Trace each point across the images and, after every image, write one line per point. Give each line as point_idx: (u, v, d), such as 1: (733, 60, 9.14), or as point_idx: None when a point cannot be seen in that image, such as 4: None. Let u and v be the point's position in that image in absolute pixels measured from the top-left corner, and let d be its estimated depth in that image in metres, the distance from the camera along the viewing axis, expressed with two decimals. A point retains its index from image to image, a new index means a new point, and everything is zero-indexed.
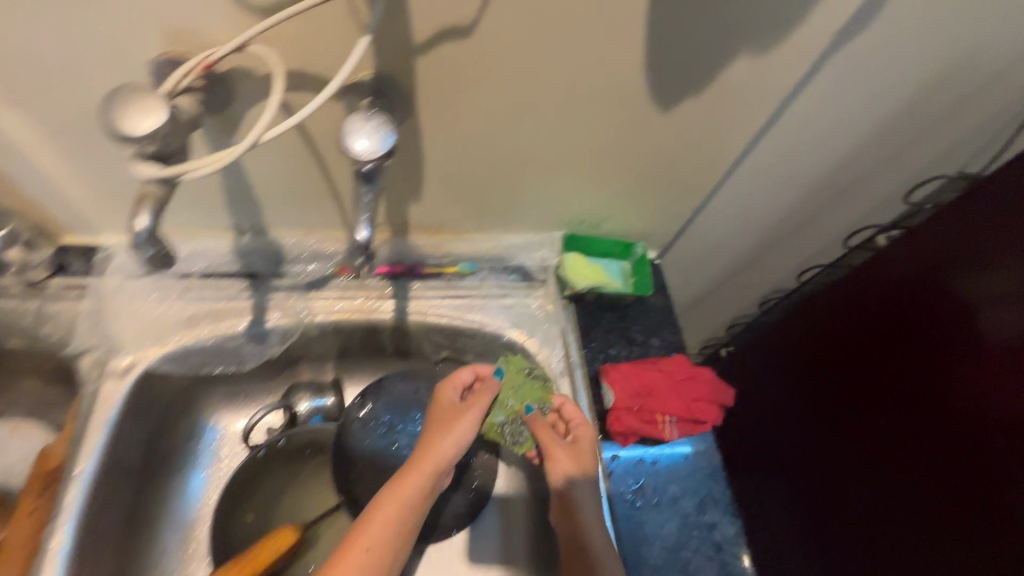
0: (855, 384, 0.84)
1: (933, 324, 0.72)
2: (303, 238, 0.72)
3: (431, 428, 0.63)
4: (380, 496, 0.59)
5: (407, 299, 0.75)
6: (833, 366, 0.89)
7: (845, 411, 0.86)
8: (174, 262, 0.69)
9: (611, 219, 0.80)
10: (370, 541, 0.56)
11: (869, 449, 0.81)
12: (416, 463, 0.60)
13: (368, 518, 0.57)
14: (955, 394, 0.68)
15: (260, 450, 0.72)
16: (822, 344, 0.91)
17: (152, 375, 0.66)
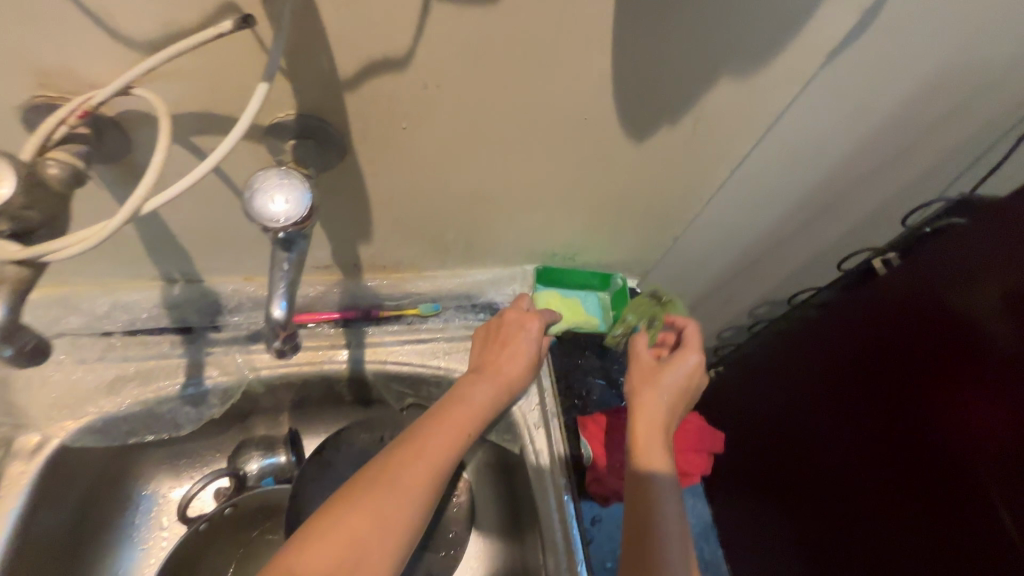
0: (839, 419, 0.79)
1: (920, 354, 0.68)
2: (243, 285, 0.64)
3: (511, 342, 0.61)
4: (475, 388, 0.55)
5: (363, 347, 0.69)
6: (817, 399, 0.84)
7: (828, 447, 0.81)
8: (91, 320, 0.60)
9: (585, 251, 0.74)
10: (470, 424, 0.52)
11: (855, 488, 0.75)
12: (506, 375, 0.58)
13: (463, 403, 0.53)
14: (942, 424, 0.64)
15: (203, 523, 0.63)
16: (807, 376, 0.86)
17: (68, 450, 0.58)
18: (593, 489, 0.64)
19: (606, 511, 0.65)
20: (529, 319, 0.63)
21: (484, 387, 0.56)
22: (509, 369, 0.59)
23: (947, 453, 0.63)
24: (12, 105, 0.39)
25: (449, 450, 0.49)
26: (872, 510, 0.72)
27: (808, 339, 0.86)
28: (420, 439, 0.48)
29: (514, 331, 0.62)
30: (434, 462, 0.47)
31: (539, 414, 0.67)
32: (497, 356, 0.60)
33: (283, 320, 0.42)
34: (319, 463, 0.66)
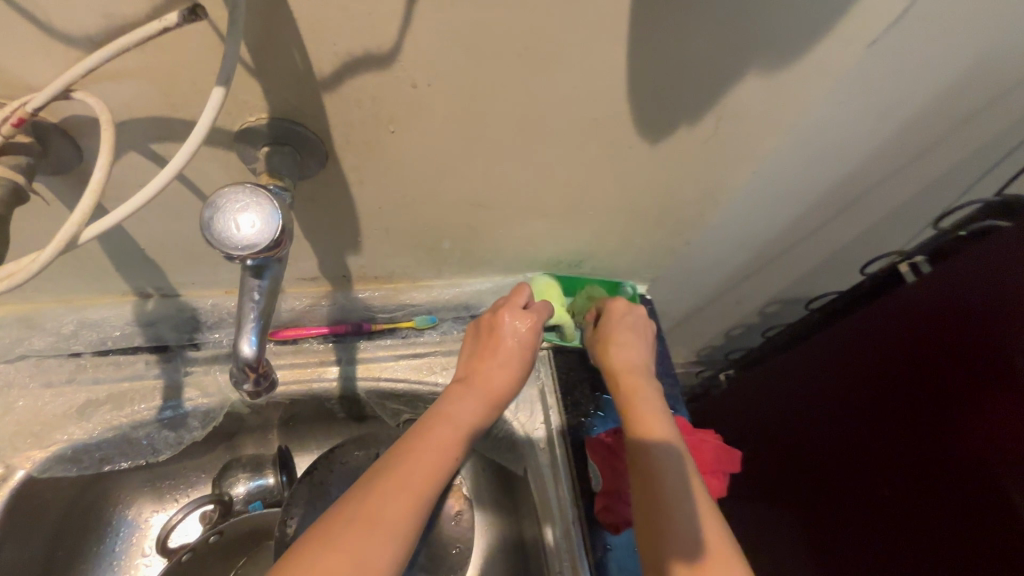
0: (852, 443, 0.75)
1: (933, 369, 0.65)
2: (223, 300, 0.59)
3: (499, 345, 0.55)
4: (460, 402, 0.50)
5: (355, 363, 0.64)
6: (828, 422, 0.80)
7: (843, 472, 0.76)
8: (57, 339, 0.56)
9: (593, 257, 0.69)
10: (457, 444, 0.47)
11: (872, 518, 0.71)
12: (498, 384, 0.53)
13: (447, 421, 0.48)
14: (959, 435, 0.61)
15: (186, 554, 0.59)
16: (821, 394, 0.82)
17: (35, 481, 0.53)
18: (603, 515, 0.59)
19: (618, 538, 0.59)
20: (521, 316, 0.57)
21: (470, 400, 0.50)
22: (498, 377, 0.53)
23: (965, 474, 0.60)
24: None
25: (435, 477, 0.44)
26: (891, 540, 0.68)
27: (825, 353, 0.82)
28: (400, 466, 0.44)
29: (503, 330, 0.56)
30: (418, 493, 0.43)
31: (544, 433, 0.65)
32: (484, 361, 0.54)
33: (255, 358, 0.37)
34: (309, 483, 0.61)
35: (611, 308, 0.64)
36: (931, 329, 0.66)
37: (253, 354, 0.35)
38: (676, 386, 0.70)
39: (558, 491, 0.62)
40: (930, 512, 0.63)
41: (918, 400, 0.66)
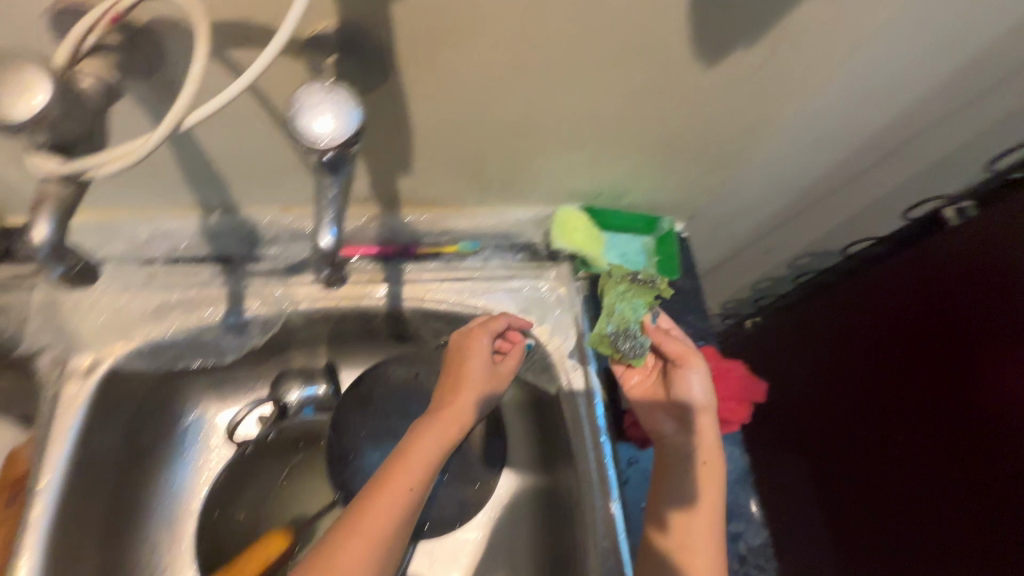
0: (871, 396, 0.79)
1: (955, 335, 0.67)
2: (280, 216, 0.63)
3: (459, 371, 0.59)
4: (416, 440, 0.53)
5: (401, 283, 0.67)
6: (851, 371, 0.83)
7: (860, 425, 0.81)
8: (135, 246, 0.61)
9: (635, 191, 0.70)
10: (411, 481, 0.50)
11: (879, 472, 0.77)
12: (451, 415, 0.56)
13: (404, 458, 0.52)
14: (967, 389, 0.65)
15: (249, 447, 0.67)
16: (844, 347, 0.84)
17: (121, 373, 0.59)
18: None
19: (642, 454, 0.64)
20: (470, 345, 0.60)
21: (433, 430, 0.54)
22: (461, 403, 0.57)
23: (961, 439, 0.65)
24: (36, 11, 0.36)
25: (401, 509, 0.49)
26: (892, 494, 0.75)
27: (848, 303, 0.83)
28: (360, 509, 0.48)
29: (462, 358, 0.60)
30: (388, 520, 0.48)
31: (577, 357, 0.68)
32: (447, 390, 0.58)
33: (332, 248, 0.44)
34: (354, 396, 0.67)
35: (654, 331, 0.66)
36: (955, 294, 0.67)
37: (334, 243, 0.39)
38: (708, 321, 0.72)
39: (590, 411, 0.65)
40: (927, 480, 0.69)
41: (935, 364, 0.69)
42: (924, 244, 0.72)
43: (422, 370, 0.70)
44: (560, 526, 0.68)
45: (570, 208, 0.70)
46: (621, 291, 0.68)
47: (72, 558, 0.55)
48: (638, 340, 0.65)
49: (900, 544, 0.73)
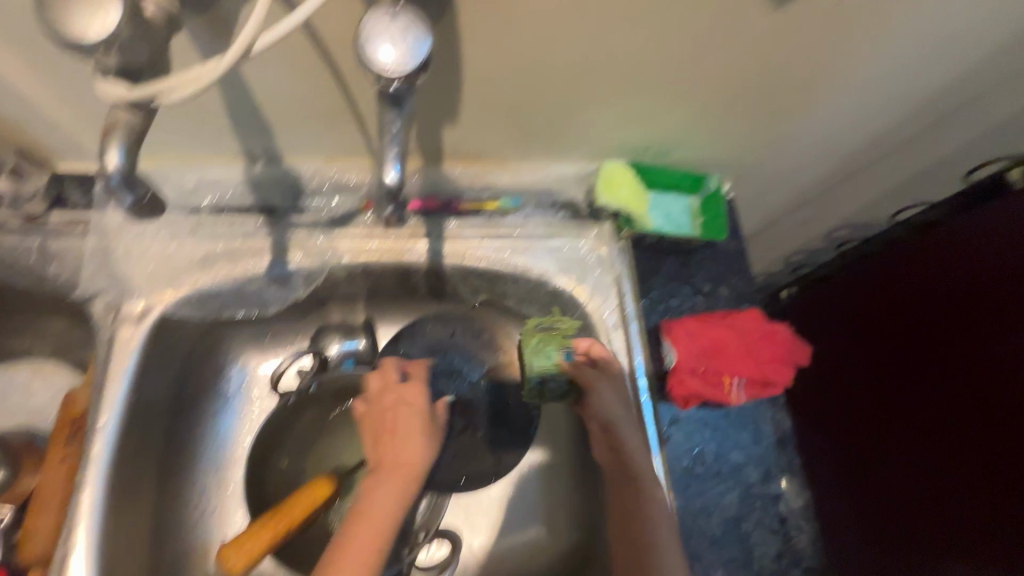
0: (891, 377, 0.78)
1: (991, 318, 0.64)
2: (323, 167, 0.63)
3: (400, 427, 0.61)
4: (374, 496, 0.56)
5: (443, 240, 0.66)
6: (873, 349, 0.81)
7: (878, 405, 0.80)
8: (182, 196, 0.63)
9: (683, 146, 0.68)
10: (378, 537, 0.53)
11: (896, 453, 0.77)
12: (401, 465, 0.59)
13: (364, 518, 0.54)
14: (1003, 374, 0.63)
15: (292, 398, 0.69)
16: (872, 326, 0.82)
17: (170, 320, 0.60)
18: (673, 392, 0.62)
19: (684, 414, 0.63)
20: (397, 396, 0.64)
21: (387, 489, 0.57)
22: (407, 456, 0.59)
23: (995, 424, 0.64)
24: None
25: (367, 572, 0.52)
26: (910, 474, 0.75)
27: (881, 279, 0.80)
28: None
29: (399, 412, 0.63)
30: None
31: (617, 317, 0.66)
32: (390, 447, 0.60)
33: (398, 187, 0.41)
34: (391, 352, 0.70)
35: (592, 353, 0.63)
36: (991, 280, 0.64)
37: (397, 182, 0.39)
38: (752, 283, 0.70)
39: (631, 373, 0.63)
40: (956, 464, 0.69)
41: (960, 347, 0.68)
42: (952, 222, 0.69)
43: (457, 329, 0.72)
44: (596, 486, 0.68)
45: (615, 164, 0.68)
46: (533, 347, 0.64)
47: (130, 497, 0.57)
48: (561, 382, 0.64)
49: (917, 523, 0.74)
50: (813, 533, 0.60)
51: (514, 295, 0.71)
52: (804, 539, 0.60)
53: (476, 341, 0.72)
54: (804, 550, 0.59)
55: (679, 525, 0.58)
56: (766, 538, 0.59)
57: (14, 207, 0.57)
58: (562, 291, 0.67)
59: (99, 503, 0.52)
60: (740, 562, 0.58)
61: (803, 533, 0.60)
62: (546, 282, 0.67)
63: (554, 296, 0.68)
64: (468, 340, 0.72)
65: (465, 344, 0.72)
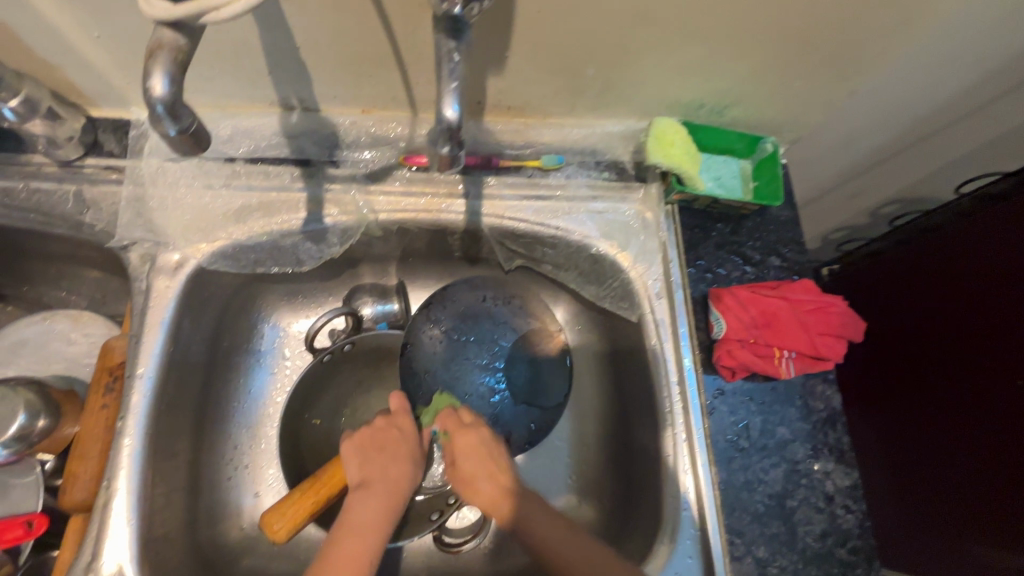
0: (932, 373, 0.75)
1: None
2: (360, 118, 0.61)
3: (390, 446, 0.59)
4: (363, 510, 0.54)
5: (481, 199, 0.64)
6: (913, 344, 0.78)
7: (918, 402, 0.77)
8: (213, 143, 0.60)
9: (739, 104, 0.64)
10: (367, 552, 0.52)
11: (935, 454, 0.74)
12: (388, 485, 0.57)
13: (354, 531, 0.53)
14: None
15: (327, 356, 0.65)
16: (920, 313, 0.78)
17: (204, 274, 0.59)
18: (721, 363, 0.59)
19: (731, 386, 0.61)
20: (397, 421, 0.61)
21: (372, 504, 0.55)
22: (394, 474, 0.58)
23: None
24: None
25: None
26: (950, 475, 0.72)
27: (933, 263, 0.76)
28: None
29: (389, 435, 0.60)
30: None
31: (661, 286, 0.64)
32: (378, 463, 0.58)
33: (456, 122, 0.39)
34: (422, 316, 0.66)
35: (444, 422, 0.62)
36: None
37: (455, 118, 0.38)
38: (806, 253, 0.67)
39: (675, 343, 0.62)
40: (1010, 459, 0.64)
41: (1010, 342, 0.65)
42: (1017, 196, 0.64)
43: (490, 295, 0.69)
44: (631, 455, 0.66)
45: (661, 121, 0.64)
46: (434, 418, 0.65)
47: (169, 449, 0.56)
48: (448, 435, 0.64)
49: (960, 526, 0.71)
50: (861, 512, 0.58)
51: (552, 260, 0.69)
52: (852, 518, 0.58)
53: (509, 308, 0.69)
54: (850, 531, 0.57)
55: (722, 499, 0.57)
56: (812, 516, 0.57)
57: (49, 153, 0.55)
58: (603, 257, 0.66)
59: (138, 454, 0.52)
60: (784, 539, 0.56)
61: (850, 513, 0.58)
62: (588, 246, 0.66)
63: (595, 261, 0.67)
64: (502, 306, 0.69)
65: (499, 310, 0.68)
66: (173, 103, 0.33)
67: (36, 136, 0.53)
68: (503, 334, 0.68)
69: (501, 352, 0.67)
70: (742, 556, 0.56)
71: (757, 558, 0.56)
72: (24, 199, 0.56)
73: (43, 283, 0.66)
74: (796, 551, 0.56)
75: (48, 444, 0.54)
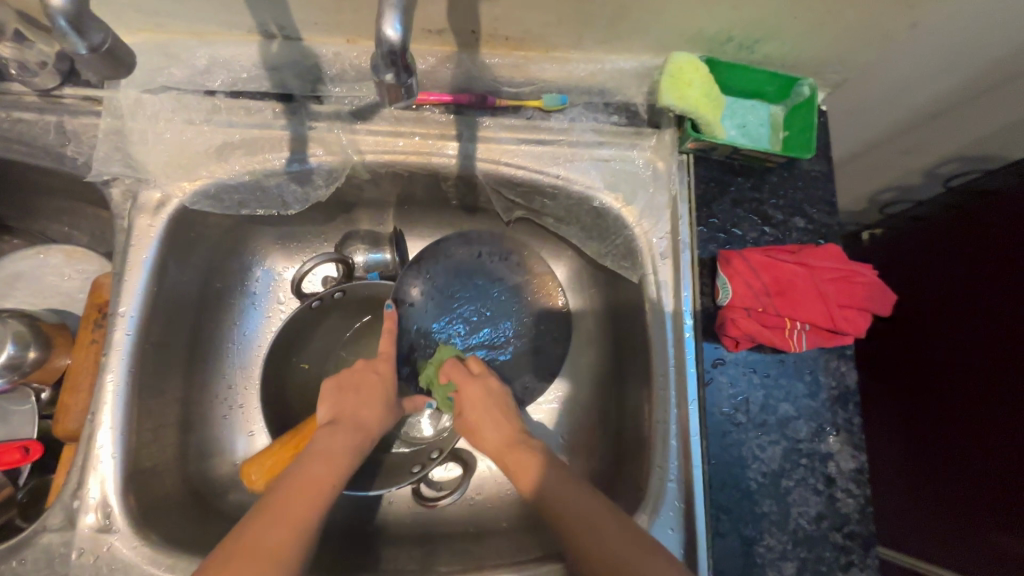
0: (968, 359, 0.71)
1: None
2: (345, 49, 0.56)
3: (365, 388, 0.57)
4: (329, 439, 0.52)
5: (475, 141, 0.59)
6: (952, 329, 0.74)
7: (951, 388, 0.74)
8: (193, 74, 0.56)
9: (774, 38, 0.55)
10: (328, 479, 0.48)
11: (963, 438, 0.72)
12: (357, 423, 0.54)
13: (319, 457, 0.50)
14: None
15: (315, 302, 0.63)
16: (983, 286, 0.70)
17: (188, 214, 0.57)
18: (724, 332, 0.54)
19: (733, 356, 0.56)
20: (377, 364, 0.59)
21: (340, 437, 0.52)
22: (365, 416, 0.55)
23: None
24: None
25: (314, 501, 0.46)
26: (975, 463, 0.70)
27: (997, 233, 0.69)
28: (269, 508, 0.44)
29: (366, 377, 0.58)
30: (298, 526, 0.44)
31: (667, 245, 0.59)
32: (351, 404, 0.56)
33: (399, 45, 0.35)
34: (418, 272, 0.63)
35: (447, 375, 0.60)
36: None
37: (397, 38, 0.35)
38: (836, 215, 0.59)
39: (676, 308, 0.57)
40: None
41: None
42: None
43: (486, 251, 0.66)
44: (622, 421, 0.63)
45: (677, 56, 0.56)
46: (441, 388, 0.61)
47: (157, 388, 0.57)
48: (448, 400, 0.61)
49: (985, 515, 0.69)
50: (863, 497, 0.54)
51: (553, 212, 0.64)
52: (851, 503, 0.54)
53: (505, 264, 0.67)
54: (848, 515, 0.53)
55: (711, 472, 0.53)
56: (808, 497, 0.54)
57: (25, 82, 0.54)
58: (606, 210, 0.60)
59: (121, 390, 0.53)
60: (774, 519, 0.53)
61: (850, 497, 0.54)
62: (590, 198, 0.60)
63: (597, 214, 0.62)
64: (497, 262, 0.67)
65: (494, 267, 0.66)
66: (74, 16, 0.35)
67: (6, 59, 0.52)
68: (500, 292, 0.67)
69: (494, 308, 0.67)
70: (726, 533, 0.52)
71: (744, 536, 0.53)
72: (7, 129, 0.55)
73: (41, 217, 0.66)
74: (786, 531, 0.53)
75: (41, 374, 0.55)
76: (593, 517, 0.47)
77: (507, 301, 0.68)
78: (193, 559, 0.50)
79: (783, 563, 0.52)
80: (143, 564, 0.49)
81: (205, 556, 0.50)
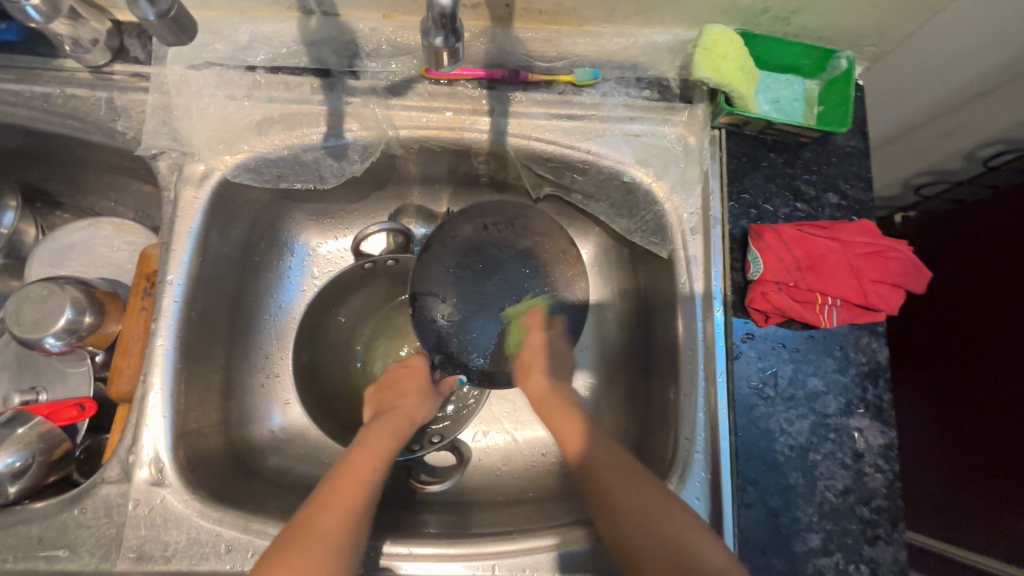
0: (1005, 342, 0.70)
1: None
2: (381, 24, 0.57)
3: (399, 386, 0.63)
4: (374, 429, 0.56)
5: (507, 117, 0.59)
6: (988, 312, 0.73)
7: (986, 371, 0.73)
8: (234, 50, 0.58)
9: (809, 10, 0.55)
10: (373, 462, 0.51)
11: (996, 424, 0.71)
12: (397, 412, 0.59)
13: (365, 446, 0.53)
14: None
15: (367, 263, 0.65)
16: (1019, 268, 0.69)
17: (230, 186, 0.59)
18: (754, 306, 0.54)
19: (762, 331, 0.56)
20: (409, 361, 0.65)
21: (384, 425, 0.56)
22: (408, 408, 0.60)
23: None
24: None
25: (363, 486, 0.49)
26: (1002, 439, 0.70)
27: None
28: (326, 492, 0.48)
29: (400, 374, 0.64)
30: (349, 509, 0.46)
31: (698, 220, 0.59)
32: (391, 400, 0.61)
33: (450, 9, 0.38)
34: (431, 260, 0.60)
35: (528, 320, 0.62)
36: None
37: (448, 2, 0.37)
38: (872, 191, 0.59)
39: (706, 284, 0.57)
40: None
41: None
42: None
43: (490, 221, 0.62)
44: (648, 393, 0.63)
45: (711, 28, 0.55)
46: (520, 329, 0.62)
47: (202, 353, 0.60)
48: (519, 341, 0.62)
49: (1007, 497, 0.69)
50: (891, 474, 0.54)
51: (583, 188, 0.64)
52: (879, 479, 0.54)
53: (511, 231, 0.63)
54: (875, 490, 0.54)
55: (738, 445, 0.54)
56: (835, 472, 0.54)
57: (78, 59, 0.56)
58: (636, 185, 0.61)
59: (170, 355, 0.56)
60: (800, 492, 0.53)
61: (878, 473, 0.54)
62: (620, 173, 0.60)
63: (627, 190, 0.62)
64: (505, 231, 0.63)
65: (502, 237, 0.63)
66: None
67: (61, 37, 0.53)
68: (514, 259, 0.62)
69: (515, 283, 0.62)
70: (752, 504, 0.53)
71: (769, 507, 0.53)
72: (61, 103, 0.58)
73: (88, 191, 0.69)
74: (812, 503, 0.53)
75: (96, 338, 0.59)
76: (624, 474, 0.50)
77: (528, 275, 0.63)
78: (239, 514, 0.52)
79: (808, 534, 0.53)
80: (194, 517, 0.52)
81: (249, 512, 0.53)
